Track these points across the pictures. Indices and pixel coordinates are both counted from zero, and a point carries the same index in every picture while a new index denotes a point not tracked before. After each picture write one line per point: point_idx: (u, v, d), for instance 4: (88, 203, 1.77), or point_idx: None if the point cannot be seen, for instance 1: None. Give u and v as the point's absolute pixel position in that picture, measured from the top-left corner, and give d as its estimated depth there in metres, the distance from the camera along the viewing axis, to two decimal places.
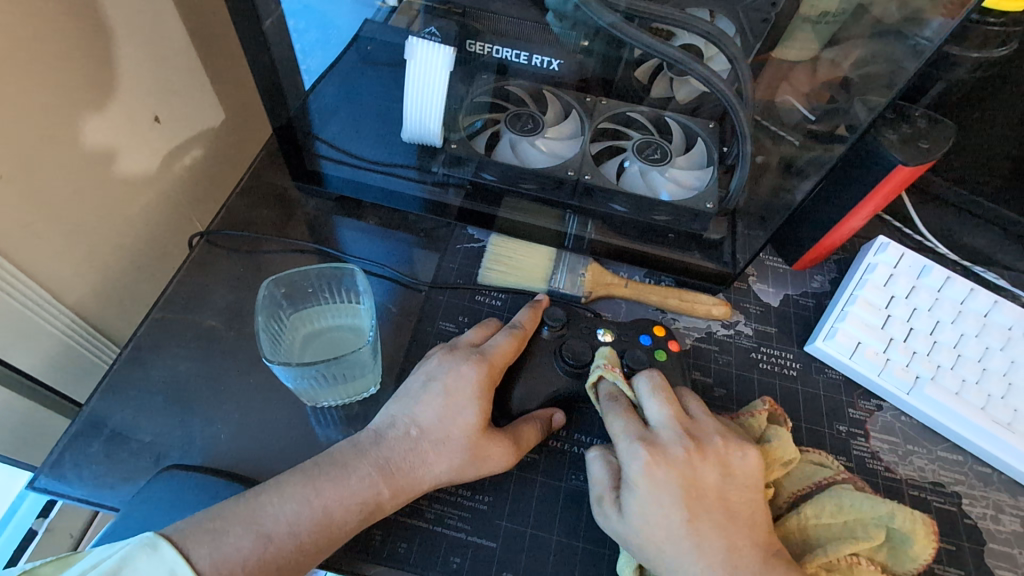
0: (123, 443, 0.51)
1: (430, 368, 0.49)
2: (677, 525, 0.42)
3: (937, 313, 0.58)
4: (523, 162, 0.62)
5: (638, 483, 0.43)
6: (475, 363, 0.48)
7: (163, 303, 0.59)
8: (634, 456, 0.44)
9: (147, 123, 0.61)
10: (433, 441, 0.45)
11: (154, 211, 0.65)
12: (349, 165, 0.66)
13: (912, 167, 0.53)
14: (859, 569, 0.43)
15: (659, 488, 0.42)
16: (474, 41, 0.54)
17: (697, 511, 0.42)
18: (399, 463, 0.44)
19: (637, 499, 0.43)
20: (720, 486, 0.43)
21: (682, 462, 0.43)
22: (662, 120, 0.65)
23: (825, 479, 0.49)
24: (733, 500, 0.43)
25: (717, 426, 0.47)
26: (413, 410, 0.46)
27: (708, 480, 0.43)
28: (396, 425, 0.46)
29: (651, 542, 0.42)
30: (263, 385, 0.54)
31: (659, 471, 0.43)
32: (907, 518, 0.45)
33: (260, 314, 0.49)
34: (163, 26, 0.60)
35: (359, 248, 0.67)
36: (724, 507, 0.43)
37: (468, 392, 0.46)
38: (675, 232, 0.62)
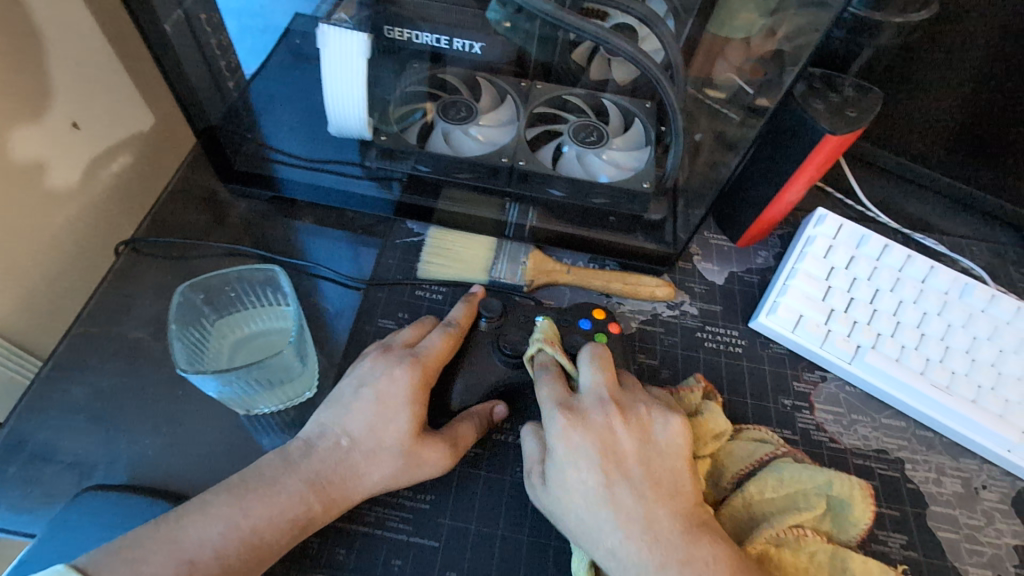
0: (43, 465, 0.49)
1: (361, 373, 0.47)
2: (592, 487, 0.41)
3: (876, 282, 0.58)
4: (456, 152, 0.60)
5: (557, 446, 0.43)
6: (408, 367, 0.46)
7: (86, 317, 0.57)
8: (553, 421, 0.43)
9: (64, 130, 0.57)
10: (365, 450, 0.43)
11: (80, 223, 0.62)
12: (299, 168, 0.64)
13: (839, 136, 0.53)
14: (806, 540, 0.44)
15: (577, 451, 0.42)
16: (393, 27, 0.52)
17: (615, 475, 0.41)
18: (331, 477, 0.43)
19: (557, 463, 0.42)
20: (641, 451, 0.43)
21: (600, 426, 0.43)
22: (597, 100, 0.64)
23: (768, 454, 0.49)
24: (656, 467, 0.42)
25: (646, 398, 0.46)
26: (344, 420, 0.44)
27: (629, 444, 0.43)
28: (326, 436, 0.44)
29: (571, 508, 0.41)
30: (193, 396, 0.52)
31: (575, 433, 0.42)
32: (844, 484, 0.46)
33: (176, 321, 0.47)
34: (78, 24, 0.56)
35: (318, 252, 0.65)
36: (646, 473, 0.42)
37: (400, 399, 0.45)
38: (616, 215, 0.61)
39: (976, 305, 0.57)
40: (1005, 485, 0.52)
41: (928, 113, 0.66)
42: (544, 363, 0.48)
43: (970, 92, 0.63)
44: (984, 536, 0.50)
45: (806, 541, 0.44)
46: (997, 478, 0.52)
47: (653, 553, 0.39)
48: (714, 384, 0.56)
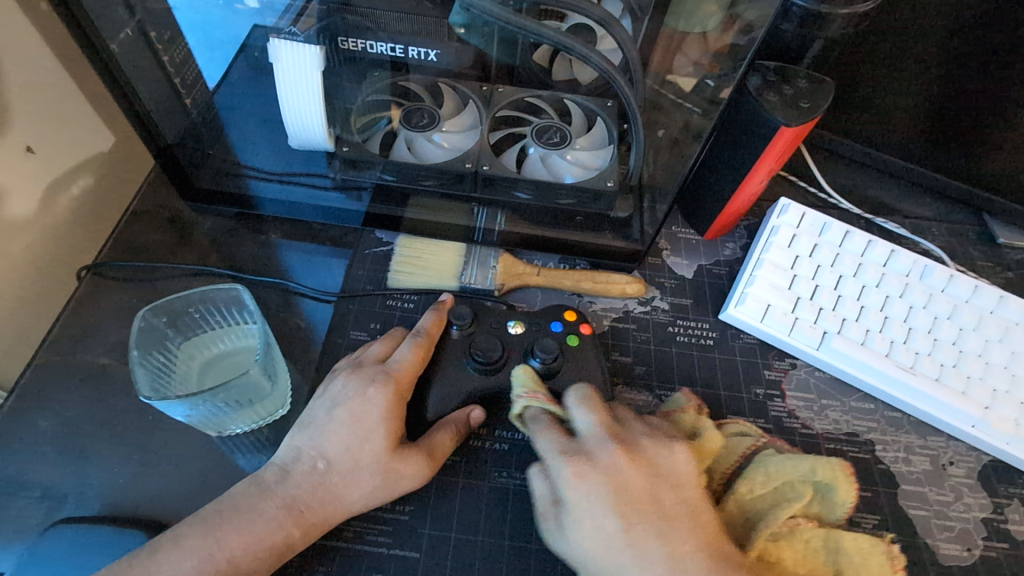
0: (11, 500, 0.48)
1: (334, 393, 0.47)
2: (613, 534, 0.40)
3: (839, 268, 0.59)
4: (421, 160, 0.60)
5: (569, 497, 0.41)
6: (381, 385, 0.46)
7: (49, 346, 0.56)
8: (562, 472, 0.42)
9: (17, 155, 0.56)
10: (342, 472, 0.43)
11: (40, 249, 0.60)
12: (271, 182, 0.64)
13: (794, 127, 0.54)
14: (800, 529, 0.45)
15: (591, 499, 0.41)
16: (347, 38, 0.53)
17: (633, 518, 0.40)
18: (309, 501, 0.42)
19: (572, 514, 0.41)
20: (652, 487, 0.42)
21: (609, 467, 0.42)
22: (560, 101, 0.63)
23: (750, 448, 0.50)
24: (669, 502, 0.42)
25: (646, 429, 0.46)
26: (319, 441, 0.44)
27: (639, 483, 0.42)
28: (302, 459, 0.44)
29: (593, 557, 0.40)
30: (164, 420, 0.52)
31: (587, 482, 0.41)
32: (826, 469, 0.47)
33: (138, 347, 0.47)
34: (23, 46, 0.55)
35: (298, 268, 0.64)
36: (661, 510, 0.41)
37: (375, 417, 0.44)
38: (584, 214, 0.61)
39: (936, 286, 0.58)
40: (971, 460, 0.53)
41: (891, 101, 0.67)
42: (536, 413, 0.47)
43: (932, 80, 0.63)
44: (953, 511, 0.51)
45: (801, 530, 0.45)
46: (964, 453, 0.54)
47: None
48: (687, 377, 0.57)
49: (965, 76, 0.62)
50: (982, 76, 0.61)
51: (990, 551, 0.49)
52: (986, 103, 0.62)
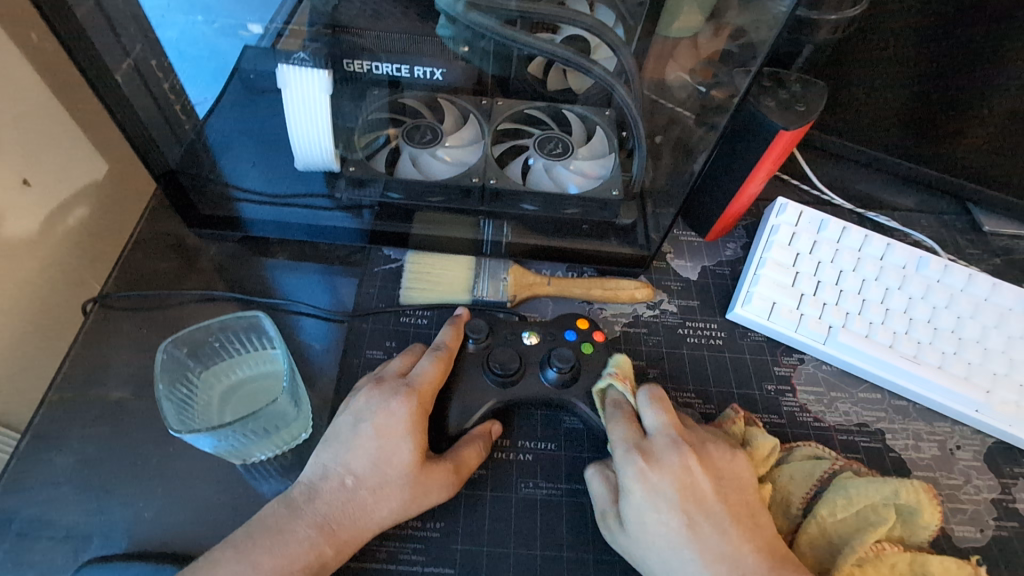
0: (34, 542, 0.47)
1: (357, 407, 0.47)
2: (673, 534, 0.42)
3: (839, 264, 0.61)
4: (426, 176, 0.60)
5: (634, 491, 0.43)
6: (405, 398, 0.46)
7: (60, 383, 0.55)
8: (631, 466, 0.44)
9: (16, 189, 0.55)
10: (371, 487, 0.43)
11: (44, 284, 0.60)
12: (266, 206, 0.64)
13: (792, 131, 0.56)
14: (886, 554, 0.45)
15: (657, 497, 0.42)
16: (351, 60, 0.54)
17: (697, 516, 0.42)
18: (339, 519, 0.43)
19: (636, 509, 0.43)
20: (716, 488, 0.43)
21: (677, 467, 0.43)
22: (559, 112, 0.65)
23: (827, 471, 0.50)
24: (731, 501, 0.43)
25: (709, 435, 0.48)
26: (346, 457, 0.44)
27: (704, 484, 0.43)
28: (330, 477, 0.44)
29: (654, 550, 0.42)
30: (184, 451, 0.51)
31: (654, 478, 0.43)
32: (911, 492, 0.46)
33: (161, 379, 0.47)
34: (16, 79, 0.54)
35: (297, 289, 0.64)
36: (725, 510, 0.43)
37: (401, 430, 0.45)
38: (589, 223, 0.62)
39: (932, 277, 0.60)
40: (976, 443, 0.56)
41: (876, 97, 0.68)
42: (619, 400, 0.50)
43: (916, 76, 0.66)
44: (963, 493, 0.53)
45: (886, 555, 0.45)
46: (969, 437, 0.56)
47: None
48: (701, 377, 0.58)
49: (948, 71, 0.64)
50: (962, 70, 0.63)
51: (1001, 529, 0.51)
52: (967, 97, 0.65)
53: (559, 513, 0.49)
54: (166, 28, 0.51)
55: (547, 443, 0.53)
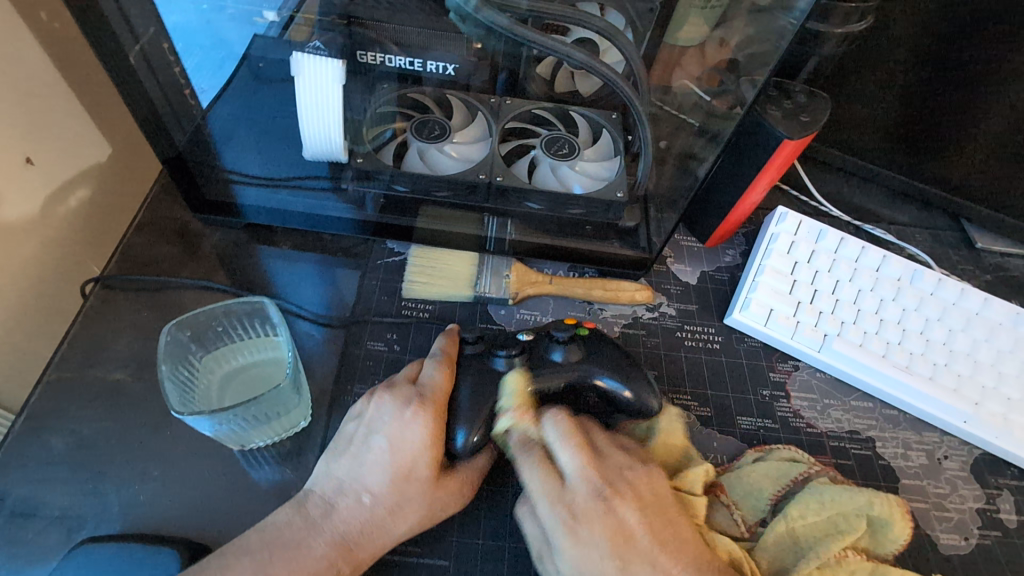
0: (27, 522, 0.47)
1: (369, 418, 0.46)
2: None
3: (836, 274, 0.62)
4: (432, 171, 0.61)
5: (561, 544, 0.42)
6: (419, 408, 0.45)
7: (57, 363, 0.55)
8: (556, 517, 0.43)
9: (18, 167, 0.55)
10: (388, 506, 0.44)
11: (43, 264, 0.59)
12: (256, 187, 0.64)
13: (796, 140, 0.57)
14: (848, 560, 0.46)
15: (588, 552, 0.41)
16: (364, 51, 0.54)
17: (630, 558, 0.41)
18: (356, 537, 0.43)
19: (568, 560, 0.42)
20: (644, 526, 0.42)
21: (600, 513, 0.42)
22: (566, 114, 0.65)
23: (802, 474, 0.51)
24: (662, 536, 0.42)
25: (628, 461, 0.46)
26: (361, 474, 0.44)
27: (631, 523, 0.42)
28: (346, 493, 0.44)
29: None
30: (183, 435, 0.51)
31: (582, 530, 0.42)
32: (883, 504, 0.47)
33: (165, 362, 0.47)
34: (24, 56, 0.54)
35: (294, 279, 0.64)
36: (654, 543, 0.41)
37: (415, 444, 0.44)
38: (591, 224, 0.63)
39: (926, 289, 0.62)
40: (963, 453, 0.57)
41: (875, 110, 0.70)
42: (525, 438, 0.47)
43: (915, 92, 0.67)
44: (949, 502, 0.54)
45: (847, 562, 0.46)
46: (956, 447, 0.57)
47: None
48: (696, 380, 0.59)
49: (947, 85, 0.65)
50: (961, 86, 0.65)
51: (985, 538, 0.52)
52: (962, 116, 0.66)
53: None
54: (171, 12, 0.50)
55: None
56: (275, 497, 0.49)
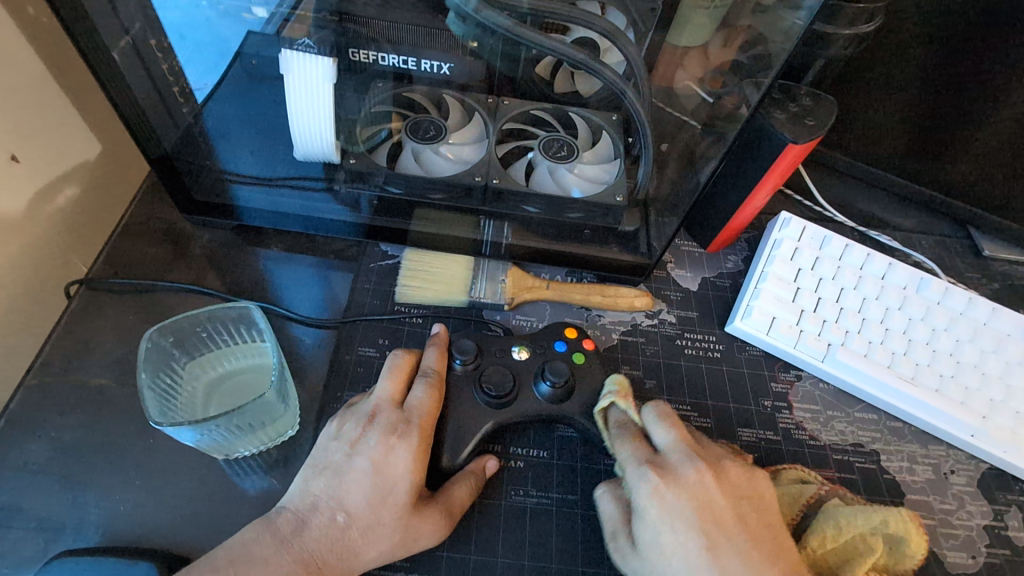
0: (4, 532, 0.45)
1: (352, 439, 0.45)
2: (684, 551, 0.40)
3: (841, 282, 0.60)
4: (428, 172, 0.59)
5: (651, 503, 0.42)
6: (405, 436, 0.45)
7: (39, 367, 0.53)
8: (648, 478, 0.43)
9: (3, 164, 0.54)
10: (362, 527, 0.42)
11: (27, 264, 0.58)
12: (255, 189, 0.62)
13: (801, 145, 0.55)
14: None
15: (672, 514, 0.42)
16: (357, 49, 0.52)
17: (717, 537, 0.41)
18: (326, 557, 0.41)
19: (653, 522, 0.42)
20: (736, 510, 0.42)
21: (692, 483, 0.43)
22: (565, 114, 0.63)
23: (814, 497, 0.49)
24: (750, 523, 0.42)
25: (722, 453, 0.47)
26: (339, 492, 0.43)
27: (722, 503, 0.42)
28: (321, 510, 0.42)
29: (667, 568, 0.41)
30: (167, 442, 0.50)
31: (669, 495, 0.42)
32: (899, 522, 0.45)
33: (145, 369, 0.45)
34: (10, 50, 0.52)
35: (280, 282, 0.62)
36: (746, 531, 0.42)
37: (400, 469, 0.43)
38: (591, 228, 0.61)
39: (933, 299, 0.60)
40: (971, 468, 0.55)
41: (879, 115, 0.69)
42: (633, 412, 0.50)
43: (923, 96, 0.66)
44: (956, 519, 0.52)
45: None
46: (963, 461, 0.55)
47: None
48: (697, 390, 0.58)
49: (953, 90, 0.64)
50: (968, 92, 0.63)
51: (993, 556, 0.51)
52: (970, 120, 0.65)
53: (549, 523, 0.48)
54: (170, 9, 0.49)
55: (537, 450, 0.52)
56: (261, 508, 0.48)
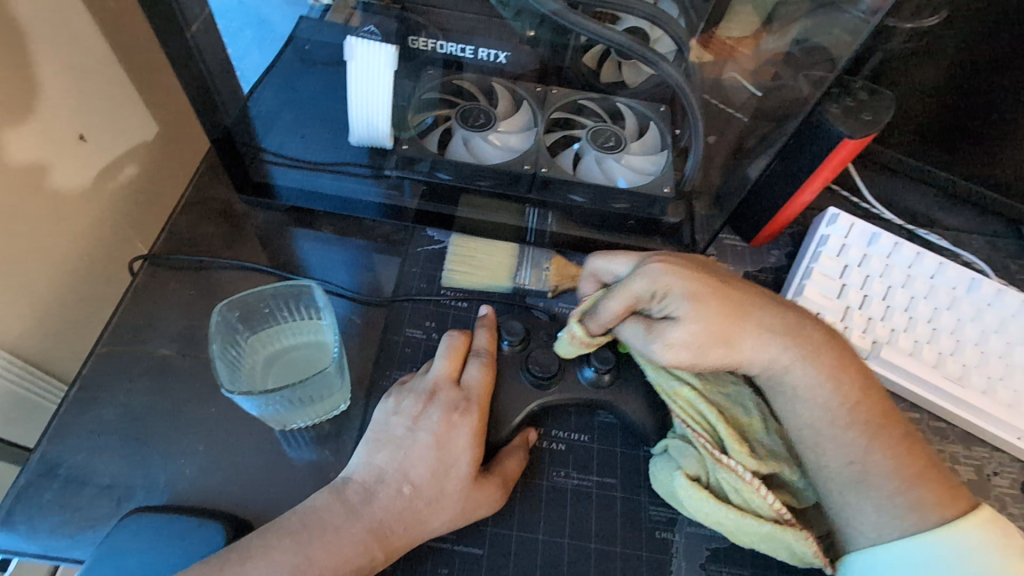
0: (78, 489, 0.48)
1: (413, 415, 0.47)
2: (725, 316, 0.46)
3: (888, 280, 0.60)
4: (478, 159, 0.60)
5: (672, 288, 0.46)
6: (465, 412, 0.46)
7: (108, 336, 0.56)
8: (652, 270, 0.47)
9: (72, 142, 0.56)
10: (428, 498, 0.44)
11: (90, 238, 0.61)
12: (297, 170, 0.64)
13: (856, 140, 0.55)
14: None
15: (686, 279, 0.46)
16: (416, 37, 0.53)
17: (719, 283, 0.47)
18: (393, 526, 0.43)
19: (687, 303, 0.45)
20: (710, 266, 0.49)
21: (674, 258, 0.48)
22: (612, 105, 0.63)
23: None
24: (727, 275, 0.49)
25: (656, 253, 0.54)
26: (404, 464, 0.45)
27: (701, 264, 0.49)
28: (387, 481, 0.44)
29: (711, 329, 0.45)
30: (225, 413, 0.52)
31: (677, 268, 0.46)
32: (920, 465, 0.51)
33: (215, 341, 0.48)
34: (81, 33, 0.55)
35: (324, 260, 0.64)
36: (734, 281, 0.48)
37: (461, 443, 0.45)
38: (635, 219, 0.61)
39: (983, 300, 0.59)
40: (1014, 471, 0.55)
41: (930, 112, 0.68)
42: (585, 283, 0.56)
43: (978, 92, 0.64)
44: None
45: None
46: (1007, 464, 0.55)
47: (803, 350, 0.46)
48: None
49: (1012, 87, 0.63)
50: None
51: None
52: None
53: (589, 505, 0.49)
54: None
55: (578, 435, 0.53)
56: (313, 478, 0.50)
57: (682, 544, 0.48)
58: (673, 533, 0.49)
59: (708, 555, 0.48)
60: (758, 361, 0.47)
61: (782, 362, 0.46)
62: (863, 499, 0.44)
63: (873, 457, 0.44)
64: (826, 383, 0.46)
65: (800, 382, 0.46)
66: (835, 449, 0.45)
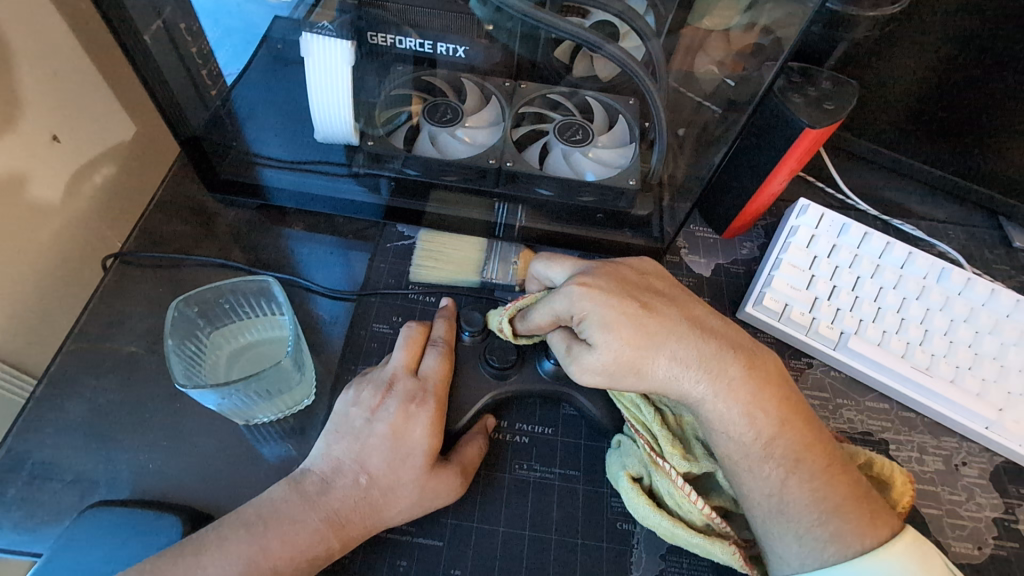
0: (44, 483, 0.49)
1: (371, 406, 0.47)
2: (636, 347, 0.45)
3: (857, 270, 0.60)
4: (443, 155, 0.60)
5: (588, 315, 0.46)
6: (423, 402, 0.47)
7: (77, 333, 0.57)
8: (571, 293, 0.47)
9: (44, 143, 0.57)
10: (384, 487, 0.44)
11: (65, 237, 0.61)
12: (274, 168, 0.64)
13: (818, 129, 0.55)
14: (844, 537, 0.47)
15: (597, 307, 0.46)
16: (376, 32, 0.52)
17: (633, 311, 0.46)
18: (350, 516, 0.43)
19: (601, 332, 0.45)
20: (642, 288, 0.48)
21: (600, 280, 0.47)
22: (581, 99, 0.63)
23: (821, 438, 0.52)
24: (653, 299, 0.48)
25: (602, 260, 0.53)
26: (361, 456, 0.45)
27: (628, 286, 0.48)
28: (345, 472, 0.44)
29: (620, 361, 0.45)
30: (191, 407, 0.53)
31: (595, 293, 0.46)
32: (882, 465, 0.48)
33: (171, 336, 0.48)
34: (52, 34, 0.55)
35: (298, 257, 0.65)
36: (654, 306, 0.47)
37: (417, 434, 0.45)
38: (603, 212, 0.62)
39: (953, 289, 0.59)
40: (984, 460, 0.54)
41: (907, 100, 0.67)
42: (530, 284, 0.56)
43: (955, 79, 0.64)
44: (964, 510, 0.52)
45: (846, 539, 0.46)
46: (976, 454, 0.55)
47: (716, 383, 0.45)
48: None
49: (988, 73, 0.62)
50: (1002, 73, 0.61)
51: (1000, 548, 0.50)
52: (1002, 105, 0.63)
53: (550, 496, 0.50)
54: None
55: (540, 427, 0.53)
56: (277, 472, 0.51)
57: (642, 536, 0.48)
58: (633, 524, 0.49)
59: (669, 546, 0.48)
60: (673, 391, 0.46)
61: (695, 395, 0.46)
62: (783, 530, 0.43)
63: (789, 490, 0.43)
64: (780, 408, 0.45)
65: (710, 414, 0.45)
66: (753, 480, 0.44)
